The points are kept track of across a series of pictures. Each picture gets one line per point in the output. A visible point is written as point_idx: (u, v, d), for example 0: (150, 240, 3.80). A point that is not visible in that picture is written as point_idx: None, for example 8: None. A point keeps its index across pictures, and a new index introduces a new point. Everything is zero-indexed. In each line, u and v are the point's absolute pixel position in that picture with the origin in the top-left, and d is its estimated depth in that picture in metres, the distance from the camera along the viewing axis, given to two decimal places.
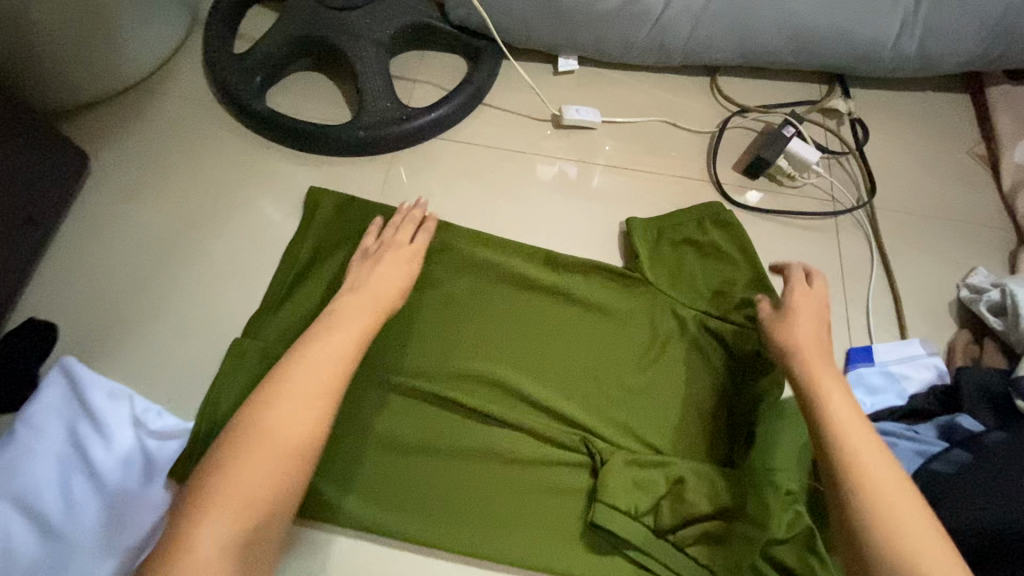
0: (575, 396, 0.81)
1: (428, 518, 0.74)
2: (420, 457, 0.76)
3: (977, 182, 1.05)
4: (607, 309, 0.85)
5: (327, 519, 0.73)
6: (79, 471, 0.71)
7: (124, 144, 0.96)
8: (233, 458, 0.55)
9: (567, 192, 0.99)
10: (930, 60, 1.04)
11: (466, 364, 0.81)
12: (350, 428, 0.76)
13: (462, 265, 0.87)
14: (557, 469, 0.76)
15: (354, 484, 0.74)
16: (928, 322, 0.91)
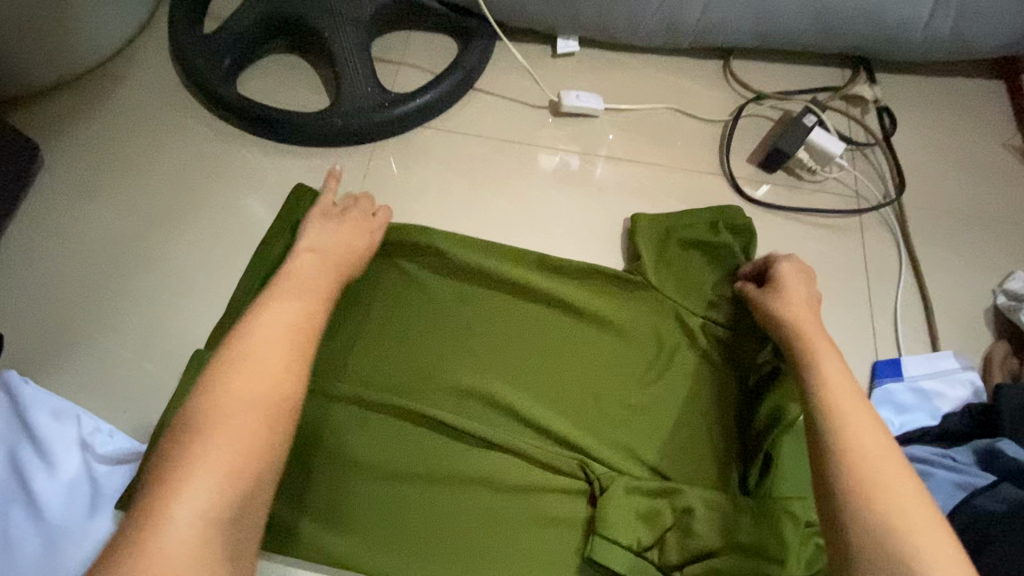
0: (571, 413, 0.73)
1: (407, 552, 0.66)
2: (399, 483, 0.68)
3: (1014, 176, 0.96)
4: (607, 318, 0.77)
5: (296, 552, 0.66)
6: (14, 500, 0.63)
7: (82, 134, 0.88)
8: (200, 431, 0.45)
9: (566, 186, 0.90)
10: (966, 43, 0.94)
11: (451, 378, 0.73)
12: (321, 451, 0.69)
13: (446, 266, 0.78)
14: (551, 497, 0.69)
15: (325, 512, 0.67)
16: (961, 331, 0.83)
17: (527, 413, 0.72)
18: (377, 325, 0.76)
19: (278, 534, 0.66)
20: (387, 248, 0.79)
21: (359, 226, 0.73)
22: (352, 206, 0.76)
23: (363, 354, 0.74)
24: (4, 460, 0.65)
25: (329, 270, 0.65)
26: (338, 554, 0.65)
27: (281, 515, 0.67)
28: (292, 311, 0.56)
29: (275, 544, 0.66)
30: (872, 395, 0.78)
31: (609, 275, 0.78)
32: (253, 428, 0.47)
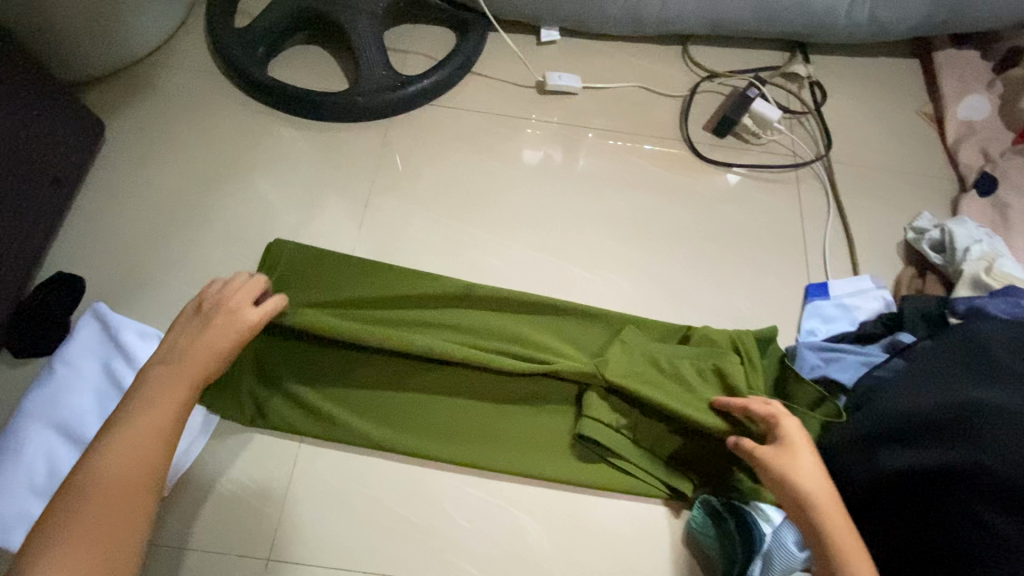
0: (550, 328, 0.89)
1: (434, 439, 0.82)
2: (420, 385, 0.84)
3: (925, 137, 1.15)
4: (570, 310, 0.89)
5: (340, 439, 0.81)
6: (115, 401, 0.79)
7: (136, 113, 1.02)
8: (71, 516, 0.56)
9: (558, 155, 1.07)
10: (881, 27, 1.12)
11: (448, 333, 0.86)
12: (357, 363, 0.84)
13: (423, 296, 0.88)
14: (546, 392, 0.85)
15: (364, 410, 0.82)
16: (878, 261, 1.02)
17: (521, 327, 0.87)
18: (389, 275, 0.90)
19: (328, 426, 0.81)
20: (373, 302, 0.87)
21: (227, 323, 0.72)
22: (223, 301, 0.74)
23: (375, 294, 0.88)
24: (102, 370, 0.80)
25: (187, 363, 0.68)
26: (380, 442, 0.81)
27: (328, 410, 0.81)
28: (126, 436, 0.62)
29: (321, 432, 0.81)
30: (803, 310, 0.96)
31: (576, 314, 0.90)
32: (92, 523, 0.56)
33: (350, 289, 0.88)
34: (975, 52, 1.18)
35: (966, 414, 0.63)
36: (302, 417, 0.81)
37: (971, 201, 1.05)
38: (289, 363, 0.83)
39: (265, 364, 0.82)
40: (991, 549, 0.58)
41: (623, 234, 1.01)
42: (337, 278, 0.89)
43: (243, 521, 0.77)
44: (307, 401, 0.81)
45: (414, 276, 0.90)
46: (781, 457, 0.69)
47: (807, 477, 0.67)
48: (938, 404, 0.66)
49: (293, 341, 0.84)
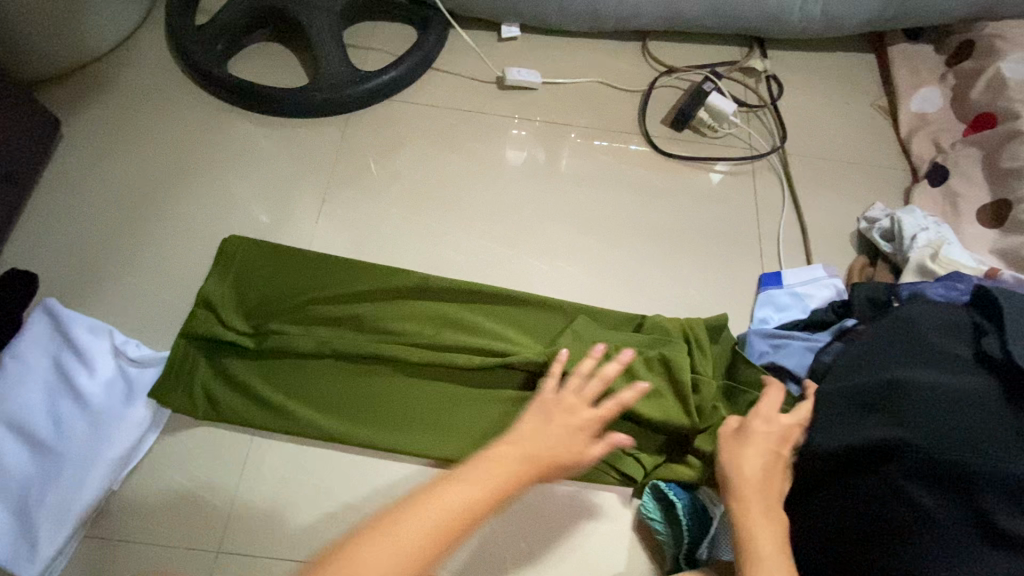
0: (506, 320, 0.90)
1: (387, 429, 0.82)
2: (375, 377, 0.84)
3: (880, 130, 1.18)
4: (524, 301, 0.91)
5: (292, 432, 0.81)
6: (64, 395, 0.78)
7: (95, 111, 1.02)
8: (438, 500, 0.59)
9: (545, 157, 1.08)
10: (835, 22, 1.15)
11: (403, 325, 0.87)
12: (311, 355, 0.84)
13: (379, 290, 0.89)
14: (500, 383, 0.86)
15: (317, 403, 0.83)
16: (832, 251, 1.04)
17: (476, 320, 0.89)
18: (346, 271, 0.90)
19: (280, 419, 0.81)
20: (328, 296, 0.88)
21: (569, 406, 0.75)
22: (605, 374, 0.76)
23: (332, 289, 0.89)
24: (51, 365, 0.80)
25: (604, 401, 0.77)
26: (332, 432, 0.81)
27: (280, 402, 0.81)
28: (489, 478, 0.62)
29: (274, 425, 0.81)
30: (757, 299, 0.98)
31: (531, 305, 0.91)
32: (426, 519, 0.57)
33: (305, 284, 0.89)
34: (928, 46, 1.20)
35: (888, 390, 0.65)
36: (255, 409, 0.81)
37: (923, 191, 1.07)
38: (243, 356, 0.84)
39: (220, 359, 0.83)
40: (912, 525, 0.59)
41: (582, 227, 1.03)
42: (294, 272, 0.89)
43: (194, 514, 0.77)
44: (259, 394, 0.81)
45: (372, 271, 0.91)
46: (735, 444, 0.69)
47: (745, 460, 0.67)
48: (869, 384, 0.68)
49: (248, 334, 0.84)
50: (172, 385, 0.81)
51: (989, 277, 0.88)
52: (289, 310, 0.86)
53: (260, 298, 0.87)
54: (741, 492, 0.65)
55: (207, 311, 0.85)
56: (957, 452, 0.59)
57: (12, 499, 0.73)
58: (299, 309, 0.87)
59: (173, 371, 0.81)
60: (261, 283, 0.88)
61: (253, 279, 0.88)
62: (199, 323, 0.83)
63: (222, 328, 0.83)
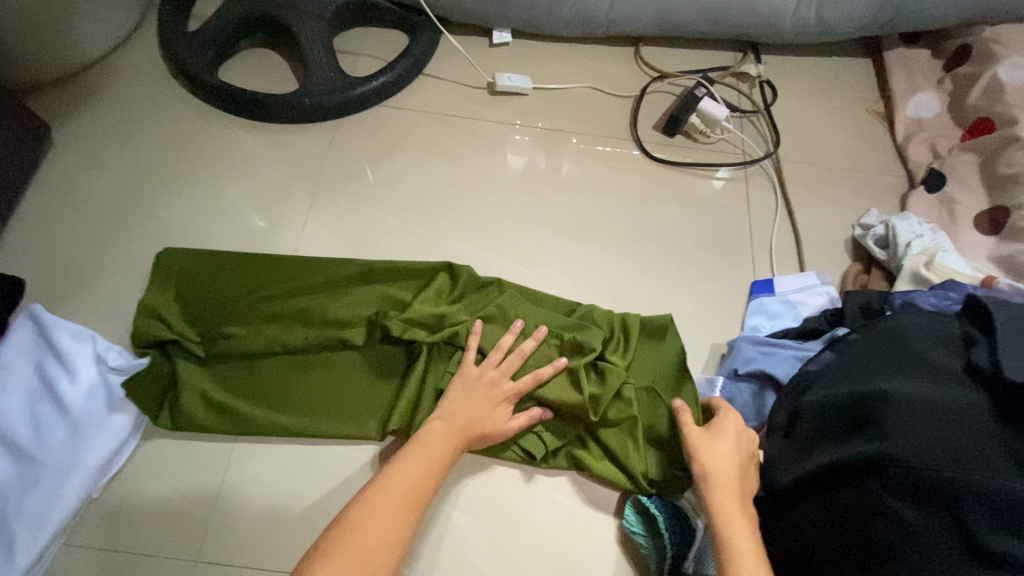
0: (448, 299, 0.88)
1: (344, 422, 0.81)
2: (325, 367, 0.84)
3: (876, 135, 1.16)
4: (456, 275, 0.89)
5: (253, 432, 0.80)
6: (46, 402, 0.78)
7: (85, 117, 1.03)
8: (370, 495, 0.62)
9: (546, 162, 1.08)
10: (830, 27, 1.13)
11: (343, 311, 0.85)
12: (262, 355, 0.83)
13: (319, 283, 0.88)
14: (448, 359, 0.83)
15: (271, 399, 0.82)
16: (826, 258, 1.03)
17: (417, 301, 0.86)
18: (292, 267, 0.89)
19: (243, 420, 0.80)
20: (277, 292, 0.87)
21: (488, 379, 0.78)
22: (519, 351, 0.80)
23: (277, 284, 0.87)
24: (35, 371, 0.79)
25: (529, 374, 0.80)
26: (288, 428, 0.80)
27: (237, 406, 0.80)
28: (426, 454, 0.68)
29: (242, 428, 0.80)
30: (748, 306, 0.96)
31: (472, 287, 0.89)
32: (375, 514, 0.60)
33: (256, 284, 0.88)
34: (924, 51, 1.19)
35: (866, 404, 0.64)
36: (216, 414, 0.80)
37: (919, 197, 1.06)
38: (190, 360, 0.83)
39: (165, 368, 0.82)
40: (896, 543, 0.58)
41: (571, 232, 1.02)
42: (244, 271, 0.88)
43: (174, 522, 0.77)
44: (215, 398, 0.81)
45: (320, 267, 0.89)
46: (706, 445, 0.73)
47: (710, 458, 0.71)
48: (853, 395, 0.66)
49: (195, 341, 0.84)
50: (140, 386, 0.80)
51: (985, 285, 0.88)
52: (236, 312, 0.85)
53: (210, 302, 0.86)
54: (712, 489, 0.69)
55: (153, 319, 0.84)
56: (939, 466, 0.57)
57: None
58: (245, 309, 0.85)
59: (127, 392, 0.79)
60: (209, 289, 0.87)
61: (203, 283, 0.87)
62: (146, 331, 0.82)
63: (167, 333, 0.82)
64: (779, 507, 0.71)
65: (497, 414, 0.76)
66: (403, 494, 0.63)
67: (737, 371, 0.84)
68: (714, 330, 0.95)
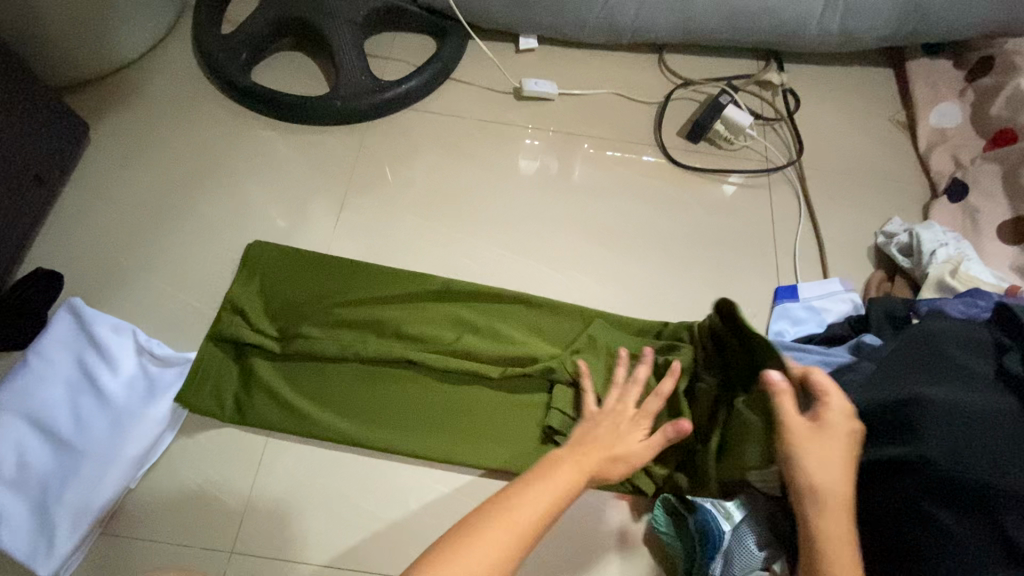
0: (523, 325, 0.91)
1: (404, 431, 0.83)
2: (395, 381, 0.86)
3: (898, 144, 1.17)
4: (546, 307, 0.92)
5: (312, 436, 0.82)
6: (87, 393, 0.80)
7: (121, 116, 1.05)
8: (492, 515, 0.56)
9: (556, 165, 1.09)
10: (854, 36, 1.14)
11: (424, 330, 0.88)
12: (332, 358, 0.85)
13: (398, 297, 0.91)
14: (522, 387, 0.87)
15: (337, 406, 0.84)
16: (849, 265, 1.04)
17: (496, 326, 0.90)
18: (372, 278, 0.92)
19: (301, 421, 0.82)
20: (351, 301, 0.90)
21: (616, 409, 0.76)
22: (637, 380, 0.78)
23: (357, 293, 0.90)
24: (76, 363, 0.81)
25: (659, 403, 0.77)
26: (346, 433, 0.82)
27: (301, 405, 0.82)
28: (555, 477, 0.62)
29: (292, 428, 0.81)
30: (773, 312, 0.97)
31: (546, 312, 0.92)
32: (498, 537, 0.54)
33: (329, 291, 0.90)
34: (947, 62, 1.20)
35: (899, 410, 0.65)
36: (276, 412, 0.82)
37: (942, 207, 1.06)
38: (268, 359, 0.85)
39: (242, 365, 0.85)
40: (932, 546, 0.59)
41: (596, 236, 1.03)
42: (312, 279, 0.91)
43: (206, 513, 0.78)
44: (281, 395, 0.83)
45: (395, 280, 0.92)
46: (822, 442, 0.63)
47: (823, 466, 0.62)
48: (883, 395, 0.67)
49: (272, 339, 0.86)
50: (195, 391, 0.82)
51: (1009, 294, 0.88)
52: (313, 313, 0.88)
53: (285, 301, 0.89)
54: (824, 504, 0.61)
55: (234, 314, 0.87)
56: (968, 471, 0.58)
57: (32, 493, 0.74)
58: (324, 312, 0.88)
59: (197, 380, 0.82)
60: (278, 289, 0.90)
61: (272, 283, 0.90)
62: (222, 327, 0.85)
63: (246, 329, 0.85)
64: None
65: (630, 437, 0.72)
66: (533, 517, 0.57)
67: None
68: None
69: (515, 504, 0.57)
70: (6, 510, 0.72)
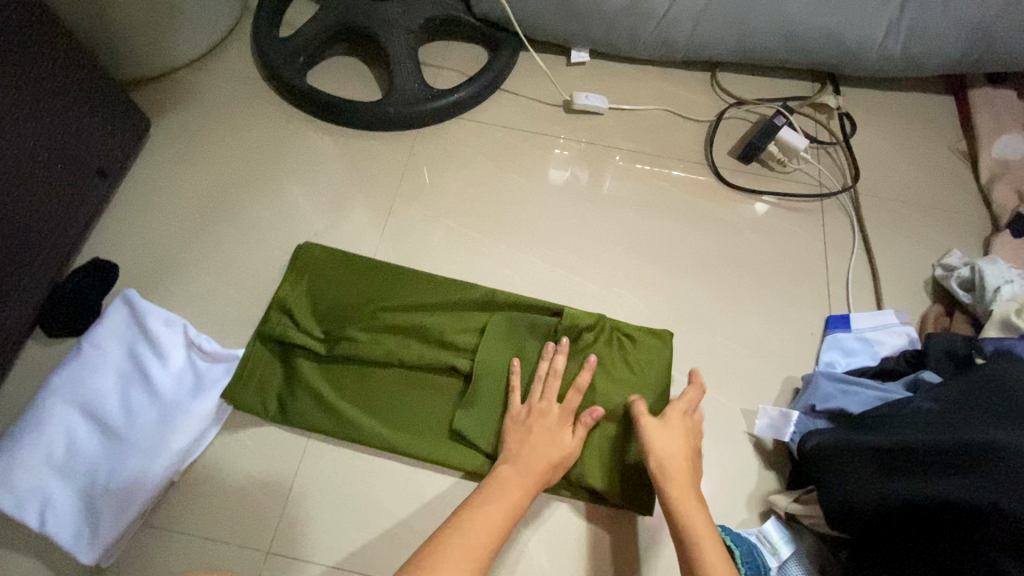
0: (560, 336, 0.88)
1: (437, 437, 0.83)
2: (426, 386, 0.86)
3: (958, 174, 1.13)
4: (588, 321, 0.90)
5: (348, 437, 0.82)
6: (136, 384, 0.81)
7: (181, 113, 1.07)
8: (438, 553, 0.61)
9: (587, 176, 1.08)
10: (916, 62, 1.10)
11: (459, 336, 0.88)
12: (378, 363, 0.86)
13: (441, 303, 0.90)
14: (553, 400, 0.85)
15: (376, 409, 0.84)
16: (903, 297, 1.01)
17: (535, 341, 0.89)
18: (419, 285, 0.92)
19: (341, 424, 0.82)
20: (400, 305, 0.90)
21: (562, 423, 0.78)
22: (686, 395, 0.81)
23: (405, 299, 0.90)
24: (128, 353, 0.83)
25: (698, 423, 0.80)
26: (382, 438, 0.81)
27: (344, 408, 0.82)
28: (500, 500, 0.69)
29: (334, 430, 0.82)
30: (823, 342, 0.95)
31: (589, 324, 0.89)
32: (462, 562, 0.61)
33: (375, 297, 0.90)
34: (1012, 91, 1.16)
35: (960, 451, 0.63)
36: (319, 413, 0.82)
37: (1004, 241, 1.02)
38: (313, 360, 0.86)
39: (285, 366, 0.86)
40: None
41: (643, 255, 1.01)
42: (355, 280, 0.91)
43: (246, 511, 0.78)
44: (325, 398, 0.83)
45: (438, 285, 0.92)
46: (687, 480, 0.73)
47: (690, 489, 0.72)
48: (948, 438, 0.65)
49: (318, 341, 0.87)
50: (240, 389, 0.83)
51: None
52: (359, 317, 0.89)
53: (333, 304, 0.90)
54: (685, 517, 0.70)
55: (284, 314, 0.88)
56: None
57: (79, 481, 0.76)
58: (369, 316, 0.89)
59: (237, 375, 0.83)
60: (322, 287, 0.91)
61: (317, 281, 0.91)
62: (267, 324, 0.87)
63: (293, 331, 0.86)
64: (865, 550, 0.71)
65: (563, 438, 0.77)
66: (486, 540, 0.64)
67: (814, 408, 0.84)
68: (786, 364, 0.94)
69: (458, 538, 0.63)
70: (55, 496, 0.74)
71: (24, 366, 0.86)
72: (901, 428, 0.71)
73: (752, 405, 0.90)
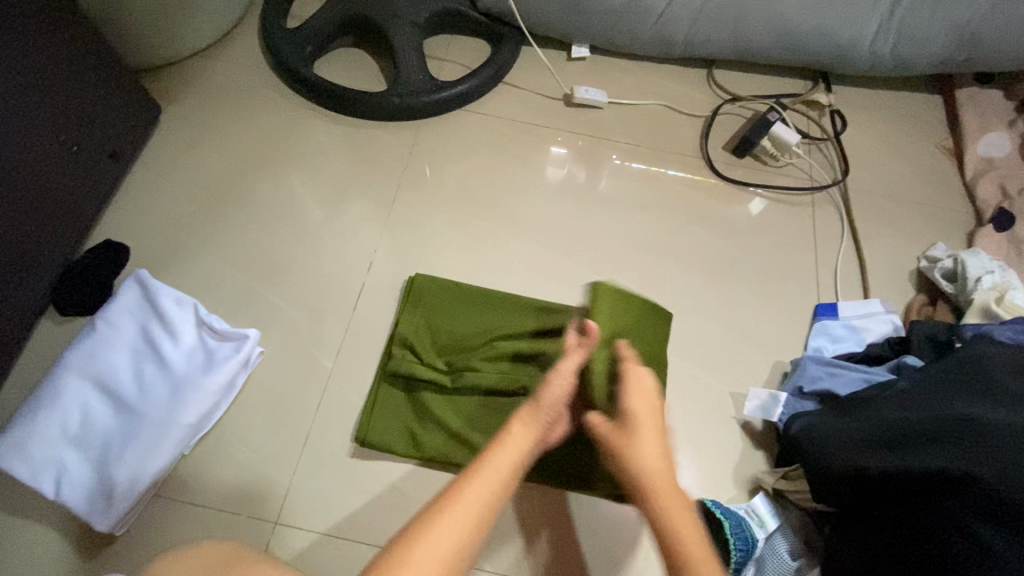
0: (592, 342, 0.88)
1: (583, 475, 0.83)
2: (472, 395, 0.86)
3: (944, 170, 1.17)
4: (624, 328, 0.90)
5: (372, 433, 0.84)
6: (149, 360, 0.84)
7: (189, 101, 1.10)
8: None
9: (583, 174, 1.11)
10: (905, 62, 1.14)
11: (511, 347, 0.89)
12: (502, 395, 0.86)
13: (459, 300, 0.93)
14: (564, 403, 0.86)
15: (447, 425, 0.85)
16: (889, 287, 1.05)
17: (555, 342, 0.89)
18: (521, 311, 0.92)
19: (375, 427, 0.84)
20: (414, 293, 0.93)
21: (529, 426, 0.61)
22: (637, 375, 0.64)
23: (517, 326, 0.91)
24: (140, 330, 0.86)
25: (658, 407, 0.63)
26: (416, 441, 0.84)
27: (476, 441, 0.83)
28: (440, 541, 0.49)
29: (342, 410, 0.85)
30: (811, 328, 0.99)
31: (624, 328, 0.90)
32: None
33: (486, 327, 0.91)
34: (997, 92, 1.20)
35: (939, 429, 0.66)
36: (453, 445, 0.84)
37: (987, 235, 1.06)
38: (441, 394, 0.87)
39: (403, 398, 0.86)
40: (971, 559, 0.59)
41: (640, 244, 1.05)
42: (439, 300, 0.92)
43: (255, 482, 0.81)
44: (458, 432, 0.84)
45: (477, 292, 0.93)
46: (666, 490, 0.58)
47: (665, 493, 0.58)
48: (930, 417, 0.68)
49: (444, 374, 0.87)
50: (379, 428, 0.84)
51: None
52: (480, 348, 0.89)
53: (453, 335, 0.90)
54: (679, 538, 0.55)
55: (405, 348, 0.89)
56: (997, 486, 0.59)
57: (93, 452, 0.78)
58: (488, 346, 0.89)
59: (370, 411, 0.85)
60: (424, 311, 0.91)
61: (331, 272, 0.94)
62: (391, 362, 0.87)
63: (423, 366, 0.87)
64: (853, 523, 0.74)
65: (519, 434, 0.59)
66: None
67: (802, 389, 0.88)
68: (776, 350, 0.98)
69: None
70: (69, 466, 0.77)
71: (36, 344, 0.88)
72: (887, 409, 0.74)
73: (743, 389, 0.94)
